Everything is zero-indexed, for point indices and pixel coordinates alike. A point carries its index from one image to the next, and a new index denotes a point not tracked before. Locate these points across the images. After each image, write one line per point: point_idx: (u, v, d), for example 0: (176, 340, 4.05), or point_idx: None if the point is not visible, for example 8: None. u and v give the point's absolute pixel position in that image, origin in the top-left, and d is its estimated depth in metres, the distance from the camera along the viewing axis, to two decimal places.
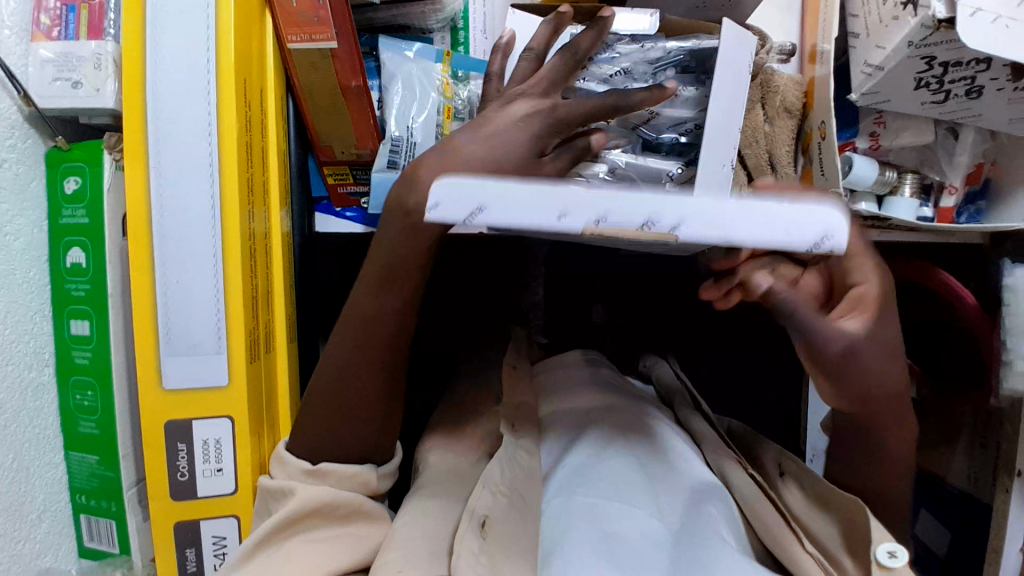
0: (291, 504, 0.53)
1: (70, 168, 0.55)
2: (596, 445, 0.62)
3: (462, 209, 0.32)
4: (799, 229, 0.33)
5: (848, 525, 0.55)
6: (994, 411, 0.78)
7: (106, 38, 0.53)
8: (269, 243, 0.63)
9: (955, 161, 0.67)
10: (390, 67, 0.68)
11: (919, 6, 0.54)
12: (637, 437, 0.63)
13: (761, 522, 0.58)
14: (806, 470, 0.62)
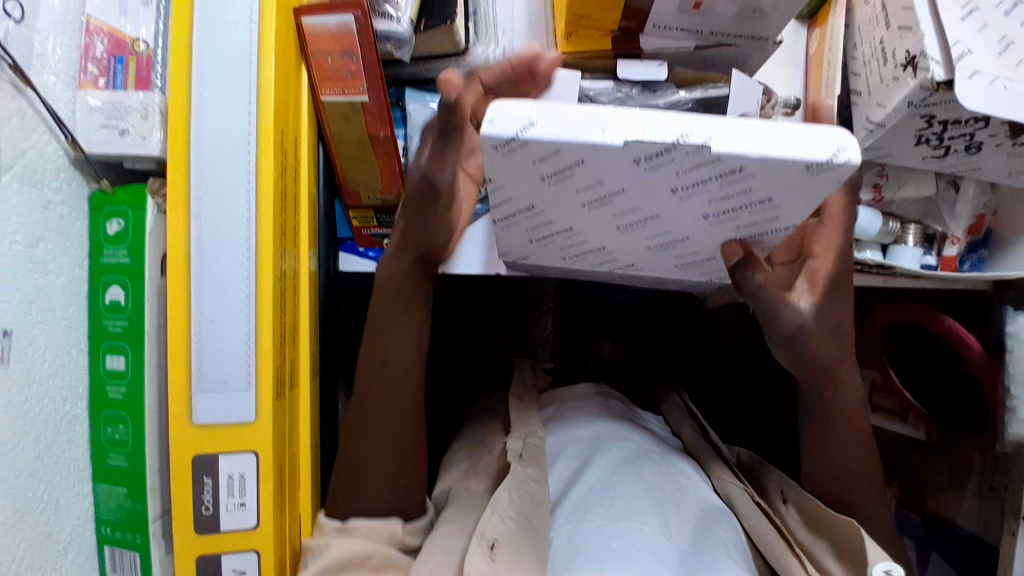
0: (326, 557, 0.57)
1: (112, 210, 0.58)
2: (610, 467, 0.65)
3: (515, 122, 0.38)
4: (804, 146, 0.38)
5: (846, 543, 0.60)
6: (1001, 457, 0.78)
7: (153, 90, 0.57)
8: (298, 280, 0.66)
9: (957, 212, 0.69)
10: (415, 117, 0.71)
11: (918, 68, 0.57)
12: (650, 467, 0.66)
13: (767, 544, 0.62)
14: (804, 495, 0.66)
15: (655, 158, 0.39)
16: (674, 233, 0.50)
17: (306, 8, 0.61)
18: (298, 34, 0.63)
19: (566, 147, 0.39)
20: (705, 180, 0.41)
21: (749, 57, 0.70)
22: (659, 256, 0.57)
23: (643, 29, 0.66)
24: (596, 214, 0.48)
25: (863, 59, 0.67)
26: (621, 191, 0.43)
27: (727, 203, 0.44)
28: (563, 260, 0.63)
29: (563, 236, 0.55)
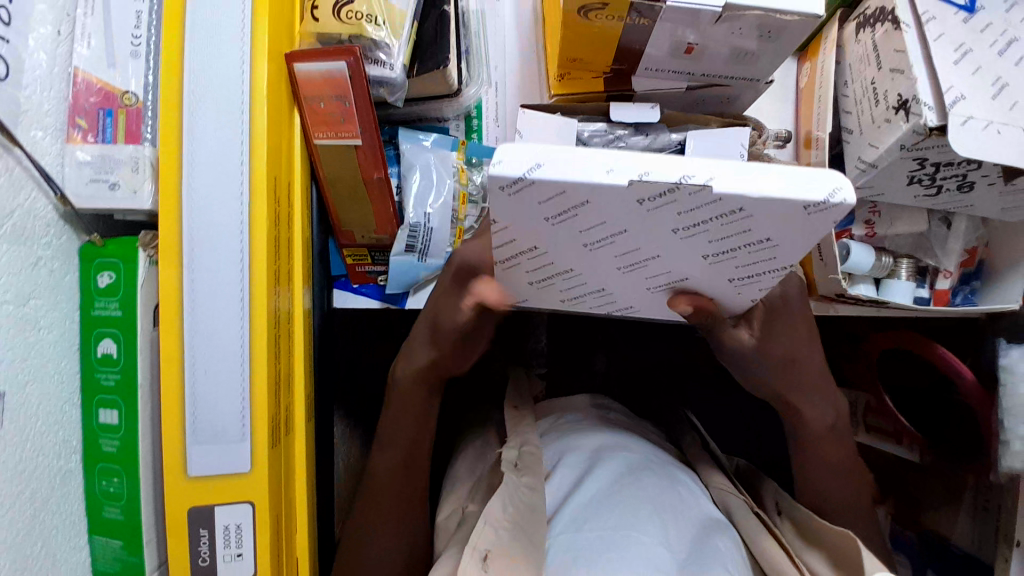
0: None
1: (103, 262, 0.57)
2: (608, 478, 0.66)
3: (522, 163, 0.35)
4: (805, 186, 0.35)
5: (841, 554, 0.59)
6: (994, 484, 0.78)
7: (143, 143, 0.57)
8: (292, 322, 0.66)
9: (948, 247, 0.69)
10: (410, 157, 0.72)
11: (910, 112, 0.58)
12: (652, 477, 0.67)
13: (758, 548, 0.62)
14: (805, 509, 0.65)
15: (660, 198, 0.36)
16: (675, 274, 0.48)
17: (299, 53, 0.62)
18: (290, 79, 0.64)
19: (572, 188, 0.35)
20: (705, 221, 0.37)
21: (740, 95, 0.70)
22: (659, 296, 0.54)
23: (635, 71, 0.66)
24: (598, 255, 0.46)
25: (854, 98, 0.67)
26: (624, 232, 0.40)
27: (727, 246, 0.41)
28: (564, 300, 0.62)
29: (564, 276, 0.52)
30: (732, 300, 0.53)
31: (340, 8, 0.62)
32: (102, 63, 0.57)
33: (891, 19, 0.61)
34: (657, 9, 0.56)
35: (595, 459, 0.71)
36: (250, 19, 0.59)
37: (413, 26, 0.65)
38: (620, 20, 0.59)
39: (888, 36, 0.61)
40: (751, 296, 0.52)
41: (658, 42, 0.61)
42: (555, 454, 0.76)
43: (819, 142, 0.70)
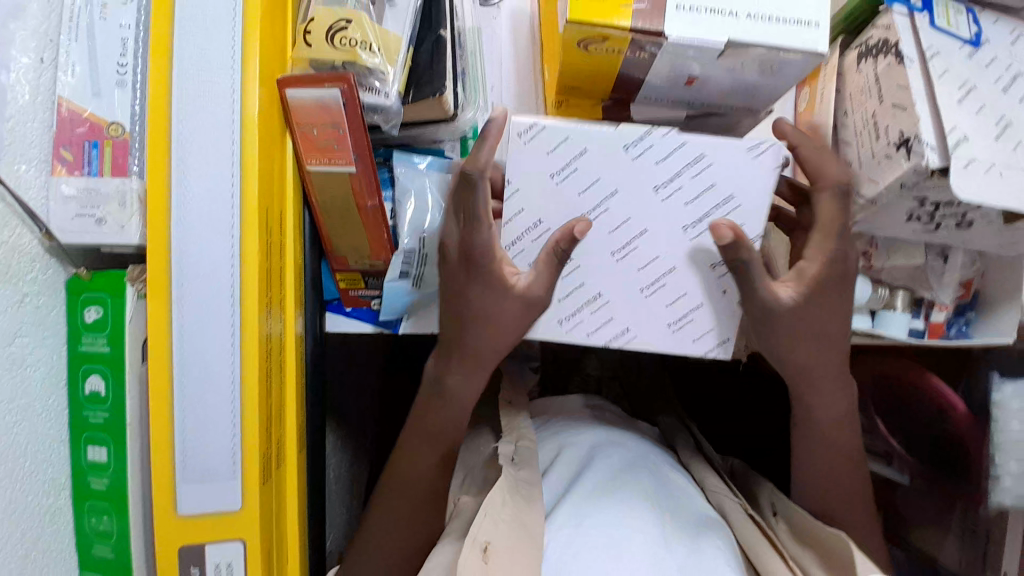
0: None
1: (90, 297, 0.56)
2: (604, 476, 0.67)
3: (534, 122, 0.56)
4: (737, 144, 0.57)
5: (828, 552, 0.60)
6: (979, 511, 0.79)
7: (131, 176, 0.55)
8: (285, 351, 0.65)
9: (944, 280, 0.69)
10: (404, 181, 0.70)
11: (912, 151, 0.57)
12: (649, 477, 0.68)
13: (751, 545, 0.63)
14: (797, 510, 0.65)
15: (640, 144, 0.56)
16: (663, 262, 0.60)
17: (291, 79, 0.61)
18: (283, 106, 0.63)
19: (576, 135, 0.56)
20: (676, 174, 0.57)
21: (739, 123, 0.69)
22: (654, 306, 0.61)
23: (633, 100, 0.66)
24: (596, 227, 0.59)
25: (853, 129, 0.66)
26: (614, 193, 0.58)
27: (700, 209, 0.58)
28: (561, 324, 0.63)
29: (566, 273, 0.61)
30: (717, 308, 0.61)
31: (335, 34, 0.60)
32: (87, 93, 0.55)
33: (894, 53, 0.60)
34: (660, 45, 0.56)
35: (597, 450, 0.74)
36: (240, 47, 0.57)
37: (407, 53, 0.64)
38: (621, 53, 0.58)
39: (891, 70, 0.60)
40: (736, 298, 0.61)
41: (660, 72, 0.60)
42: (550, 450, 0.77)
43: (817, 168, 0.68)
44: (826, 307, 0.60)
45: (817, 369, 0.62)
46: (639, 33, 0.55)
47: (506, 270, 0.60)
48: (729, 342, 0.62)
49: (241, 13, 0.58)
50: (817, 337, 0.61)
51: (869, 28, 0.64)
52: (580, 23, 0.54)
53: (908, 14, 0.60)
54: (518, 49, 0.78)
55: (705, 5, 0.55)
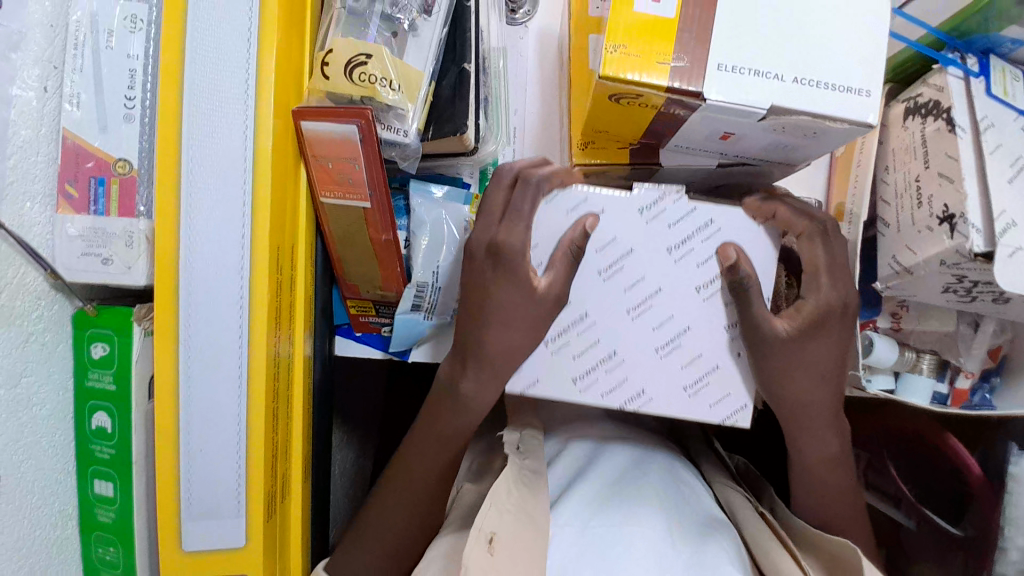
0: None
1: (96, 333, 0.56)
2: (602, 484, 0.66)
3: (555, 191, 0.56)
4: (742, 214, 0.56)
5: (834, 558, 0.58)
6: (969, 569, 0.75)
7: (138, 216, 0.54)
8: (292, 369, 0.64)
9: (973, 350, 0.66)
10: (420, 212, 0.69)
11: (956, 230, 0.54)
12: (658, 475, 0.68)
13: (760, 546, 0.61)
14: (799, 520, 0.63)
15: (653, 208, 0.55)
16: (678, 322, 0.56)
17: (307, 112, 0.59)
18: (298, 136, 0.61)
19: (591, 197, 0.55)
20: (687, 238, 0.55)
21: (770, 172, 0.66)
22: (670, 368, 0.57)
23: (663, 147, 0.64)
24: (609, 284, 0.56)
25: (895, 188, 0.63)
26: (629, 253, 0.56)
27: (712, 272, 0.56)
28: (575, 382, 0.57)
29: (577, 329, 0.57)
30: (736, 374, 0.57)
31: (353, 69, 0.58)
32: (93, 127, 0.54)
33: (946, 118, 0.56)
34: (697, 106, 0.53)
35: (599, 451, 0.73)
36: (254, 84, 0.55)
37: (429, 88, 0.62)
38: (656, 106, 0.56)
39: (939, 135, 0.57)
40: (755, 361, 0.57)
41: (696, 125, 0.57)
42: (556, 444, 0.76)
43: (851, 218, 0.67)
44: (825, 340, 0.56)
45: (811, 400, 0.58)
46: (677, 94, 0.52)
47: (529, 270, 0.55)
48: (749, 407, 0.57)
49: (255, 48, 0.55)
50: (805, 368, 0.56)
51: (920, 83, 0.60)
52: (613, 79, 0.52)
53: (963, 78, 0.56)
54: (543, 71, 0.75)
55: (748, 67, 0.51)
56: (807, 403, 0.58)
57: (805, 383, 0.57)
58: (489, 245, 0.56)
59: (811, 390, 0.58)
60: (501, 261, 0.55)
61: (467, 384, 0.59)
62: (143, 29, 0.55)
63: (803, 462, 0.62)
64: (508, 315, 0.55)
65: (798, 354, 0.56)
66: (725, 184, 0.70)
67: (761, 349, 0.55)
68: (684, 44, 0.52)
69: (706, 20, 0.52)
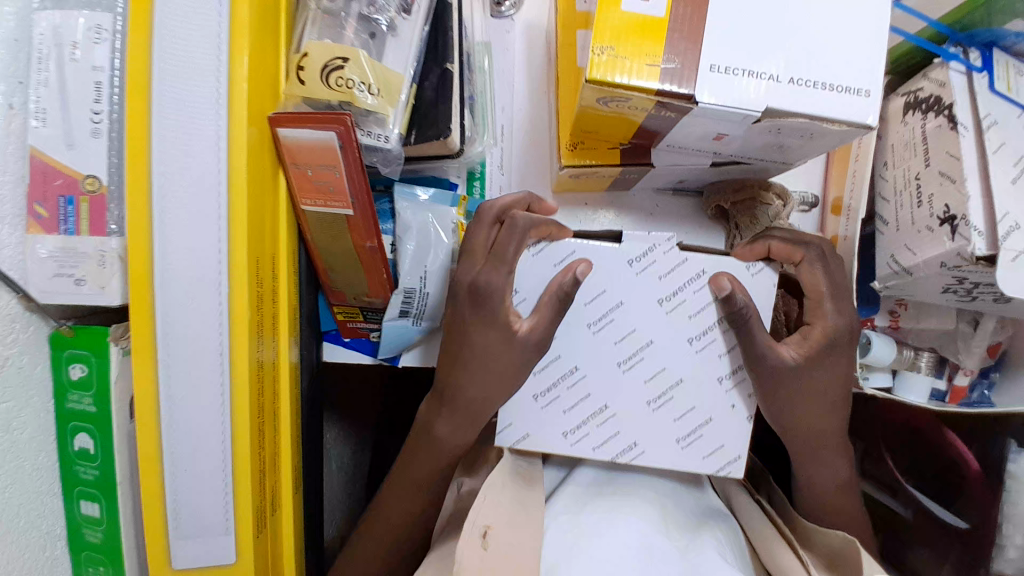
0: None
1: (73, 355, 0.55)
2: (595, 477, 0.64)
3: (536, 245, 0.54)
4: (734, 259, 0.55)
5: (838, 555, 0.55)
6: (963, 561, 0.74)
7: (110, 235, 0.52)
8: (276, 372, 0.63)
9: (972, 349, 0.64)
10: (406, 217, 0.66)
11: (958, 232, 0.53)
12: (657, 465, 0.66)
13: (761, 539, 0.60)
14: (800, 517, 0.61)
15: (643, 259, 0.54)
16: (670, 373, 0.55)
17: (284, 118, 0.56)
18: (275, 142, 0.58)
19: (579, 248, 0.54)
20: (679, 288, 0.55)
21: (765, 169, 0.64)
22: (662, 421, 0.55)
23: (655, 147, 0.62)
24: (599, 337, 0.55)
25: (894, 185, 0.62)
26: (619, 305, 0.55)
27: (704, 322, 0.55)
28: (566, 437, 0.56)
29: (568, 382, 0.55)
30: (725, 426, 0.55)
31: (329, 73, 0.56)
32: (59, 144, 0.52)
33: (947, 115, 0.55)
34: (689, 108, 0.51)
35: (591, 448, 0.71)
36: (226, 94, 0.52)
37: (411, 89, 0.60)
38: (647, 108, 0.53)
39: (941, 133, 0.55)
40: (746, 412, 0.55)
41: (688, 126, 0.55)
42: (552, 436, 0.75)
43: (850, 214, 0.65)
44: (832, 368, 0.55)
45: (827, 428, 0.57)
46: (666, 97, 0.50)
47: (509, 314, 0.53)
48: (742, 459, 0.55)
49: (225, 56, 0.52)
50: (815, 400, 0.55)
51: (921, 78, 0.59)
52: (600, 83, 0.50)
53: (966, 73, 0.55)
54: (532, 66, 0.73)
55: (743, 67, 0.49)
56: (805, 437, 0.58)
57: (818, 415, 0.56)
58: (469, 284, 0.53)
59: (809, 427, 0.57)
60: (480, 298, 0.53)
61: (441, 426, 0.56)
62: (107, 39, 0.52)
63: (811, 488, 0.61)
64: (482, 361, 0.53)
65: (806, 390, 0.55)
66: (718, 180, 0.69)
67: (772, 389, 0.53)
68: (675, 44, 0.49)
69: (698, 18, 0.49)
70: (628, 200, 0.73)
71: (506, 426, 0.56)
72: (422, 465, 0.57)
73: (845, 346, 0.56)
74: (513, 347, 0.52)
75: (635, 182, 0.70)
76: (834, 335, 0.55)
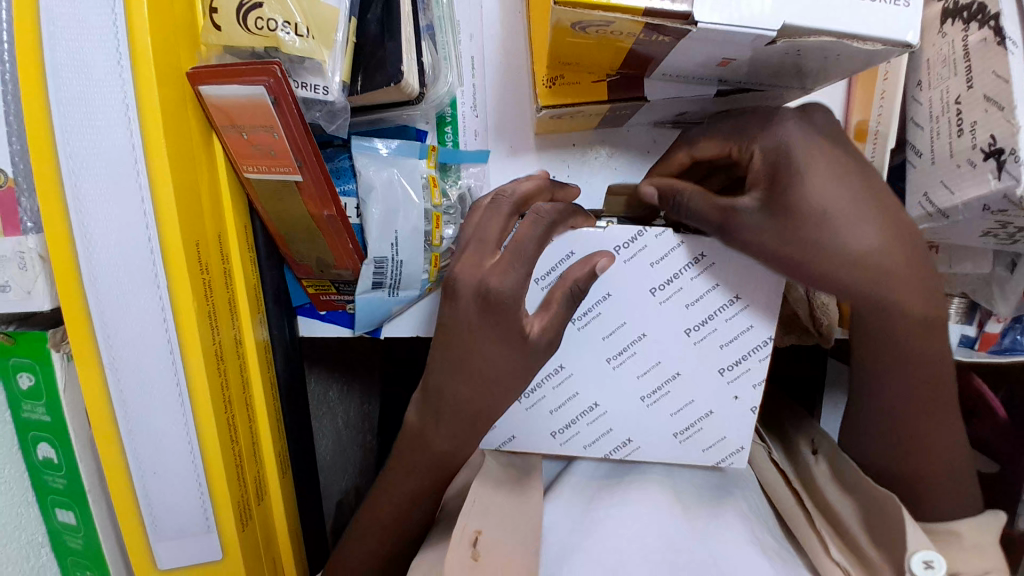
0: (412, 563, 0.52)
1: (18, 364, 0.50)
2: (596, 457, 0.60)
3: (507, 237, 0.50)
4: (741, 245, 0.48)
5: (875, 506, 0.53)
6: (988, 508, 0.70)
7: (26, 234, 0.47)
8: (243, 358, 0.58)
9: (1008, 293, 0.57)
10: (369, 176, 0.59)
11: (1005, 170, 0.44)
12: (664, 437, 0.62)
13: (791, 522, 0.56)
14: (849, 462, 0.56)
15: (631, 245, 0.48)
16: (665, 368, 0.51)
17: (205, 73, 0.48)
18: (201, 104, 0.50)
19: (571, 245, 0.48)
20: (675, 275, 0.48)
21: (778, 92, 0.54)
22: (657, 416, 0.52)
23: (649, 75, 0.53)
24: (586, 334, 0.50)
25: (929, 109, 0.53)
26: (606, 298, 0.49)
27: (702, 311, 0.49)
28: (554, 437, 0.54)
29: (554, 382, 0.52)
30: (729, 416, 0.52)
31: (248, 13, 0.48)
32: None
33: (993, 26, 0.45)
34: (687, 30, 0.41)
35: None
36: (128, 54, 0.44)
37: (350, 27, 0.52)
38: (634, 34, 0.44)
39: (987, 48, 0.46)
40: (750, 404, 0.51)
41: (686, 51, 0.46)
42: None
43: (878, 143, 0.56)
44: (825, 177, 0.44)
45: (882, 257, 0.45)
46: (656, 17, 0.40)
47: (484, 303, 0.45)
48: (745, 449, 0.53)
49: (120, 9, 0.44)
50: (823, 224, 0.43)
51: None
52: (574, 5, 0.40)
53: None
54: None
55: None
56: (867, 252, 0.44)
57: (852, 235, 0.44)
58: (479, 289, 0.45)
59: (859, 250, 0.44)
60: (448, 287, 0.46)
61: (439, 440, 0.50)
62: None
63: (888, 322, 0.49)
64: (486, 376, 0.47)
65: (792, 237, 0.44)
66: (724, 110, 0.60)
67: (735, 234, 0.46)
68: None
69: None
70: (621, 137, 0.65)
71: (492, 430, 0.54)
72: (397, 473, 0.53)
73: (810, 147, 0.45)
74: (495, 348, 0.46)
75: (629, 118, 0.61)
76: (782, 142, 0.45)
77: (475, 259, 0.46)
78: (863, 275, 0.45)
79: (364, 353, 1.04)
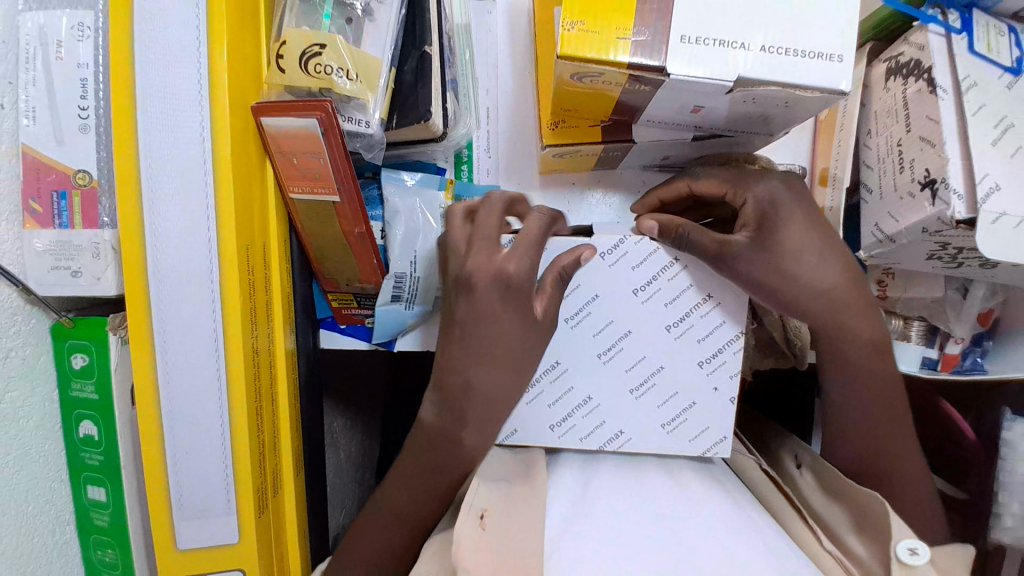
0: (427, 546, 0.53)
1: (74, 345, 0.57)
2: None
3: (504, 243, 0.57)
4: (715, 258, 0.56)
5: (862, 509, 0.55)
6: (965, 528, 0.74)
7: (103, 227, 0.55)
8: (273, 361, 0.64)
9: (963, 316, 0.65)
10: (395, 203, 0.68)
11: (937, 196, 0.52)
12: None
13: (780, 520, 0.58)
14: (830, 466, 0.60)
15: (614, 251, 0.56)
16: (650, 362, 0.57)
17: (267, 107, 0.57)
18: (259, 132, 0.59)
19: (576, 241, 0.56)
20: (654, 277, 0.56)
21: (748, 138, 0.64)
22: (645, 408, 0.58)
23: (636, 122, 0.62)
24: (578, 332, 0.57)
25: (878, 153, 0.62)
26: (594, 298, 0.57)
27: (680, 309, 0.56)
28: (552, 429, 0.59)
29: (551, 377, 0.58)
30: (710, 408, 0.58)
31: (307, 60, 0.57)
32: (50, 142, 0.54)
33: (926, 78, 0.55)
34: (662, 81, 0.51)
35: None
36: (208, 85, 0.54)
37: (390, 75, 0.62)
38: (622, 83, 0.54)
39: (922, 97, 0.55)
40: (729, 395, 0.58)
41: (665, 99, 0.55)
42: None
43: (836, 183, 0.64)
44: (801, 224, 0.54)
45: (845, 291, 0.55)
46: (638, 69, 0.50)
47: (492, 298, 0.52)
48: (728, 438, 0.58)
49: (204, 48, 0.54)
50: (800, 259, 0.54)
51: (901, 43, 0.59)
52: (573, 59, 0.50)
53: (944, 35, 0.54)
54: (515, 45, 0.73)
55: (713, 37, 0.49)
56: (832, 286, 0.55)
57: (822, 271, 0.54)
58: (488, 286, 0.53)
59: (824, 283, 0.54)
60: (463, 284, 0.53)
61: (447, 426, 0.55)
62: (90, 37, 0.54)
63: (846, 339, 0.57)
64: (493, 364, 0.53)
65: (778, 269, 0.54)
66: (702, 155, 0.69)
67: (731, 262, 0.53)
68: (648, 18, 0.49)
69: None
70: (614, 178, 0.74)
71: None
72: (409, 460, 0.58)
73: (788, 199, 0.55)
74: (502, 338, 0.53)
75: (620, 161, 0.70)
76: (771, 194, 0.55)
77: (486, 262, 0.53)
78: (829, 305, 0.55)
79: (369, 382, 1.10)
